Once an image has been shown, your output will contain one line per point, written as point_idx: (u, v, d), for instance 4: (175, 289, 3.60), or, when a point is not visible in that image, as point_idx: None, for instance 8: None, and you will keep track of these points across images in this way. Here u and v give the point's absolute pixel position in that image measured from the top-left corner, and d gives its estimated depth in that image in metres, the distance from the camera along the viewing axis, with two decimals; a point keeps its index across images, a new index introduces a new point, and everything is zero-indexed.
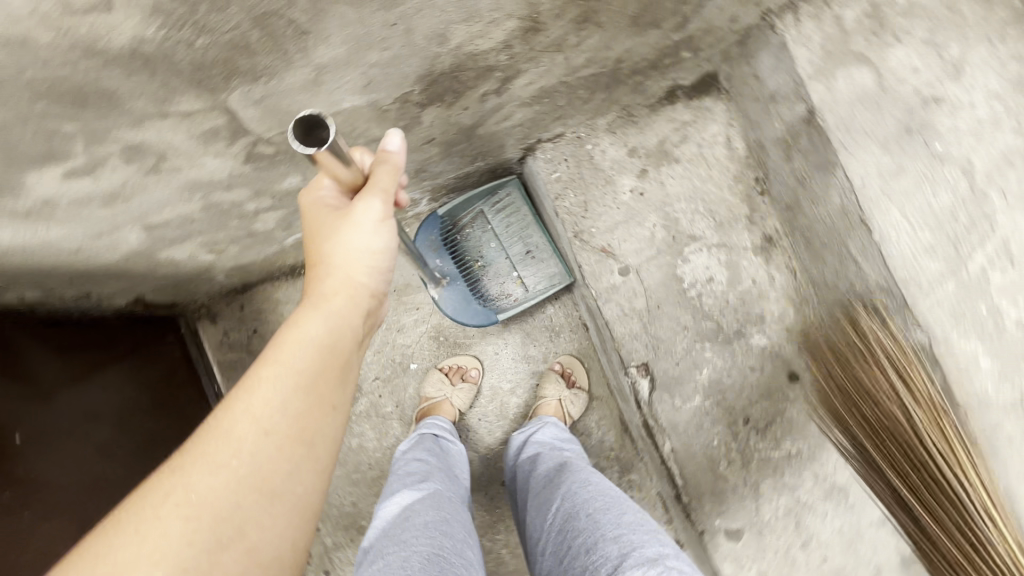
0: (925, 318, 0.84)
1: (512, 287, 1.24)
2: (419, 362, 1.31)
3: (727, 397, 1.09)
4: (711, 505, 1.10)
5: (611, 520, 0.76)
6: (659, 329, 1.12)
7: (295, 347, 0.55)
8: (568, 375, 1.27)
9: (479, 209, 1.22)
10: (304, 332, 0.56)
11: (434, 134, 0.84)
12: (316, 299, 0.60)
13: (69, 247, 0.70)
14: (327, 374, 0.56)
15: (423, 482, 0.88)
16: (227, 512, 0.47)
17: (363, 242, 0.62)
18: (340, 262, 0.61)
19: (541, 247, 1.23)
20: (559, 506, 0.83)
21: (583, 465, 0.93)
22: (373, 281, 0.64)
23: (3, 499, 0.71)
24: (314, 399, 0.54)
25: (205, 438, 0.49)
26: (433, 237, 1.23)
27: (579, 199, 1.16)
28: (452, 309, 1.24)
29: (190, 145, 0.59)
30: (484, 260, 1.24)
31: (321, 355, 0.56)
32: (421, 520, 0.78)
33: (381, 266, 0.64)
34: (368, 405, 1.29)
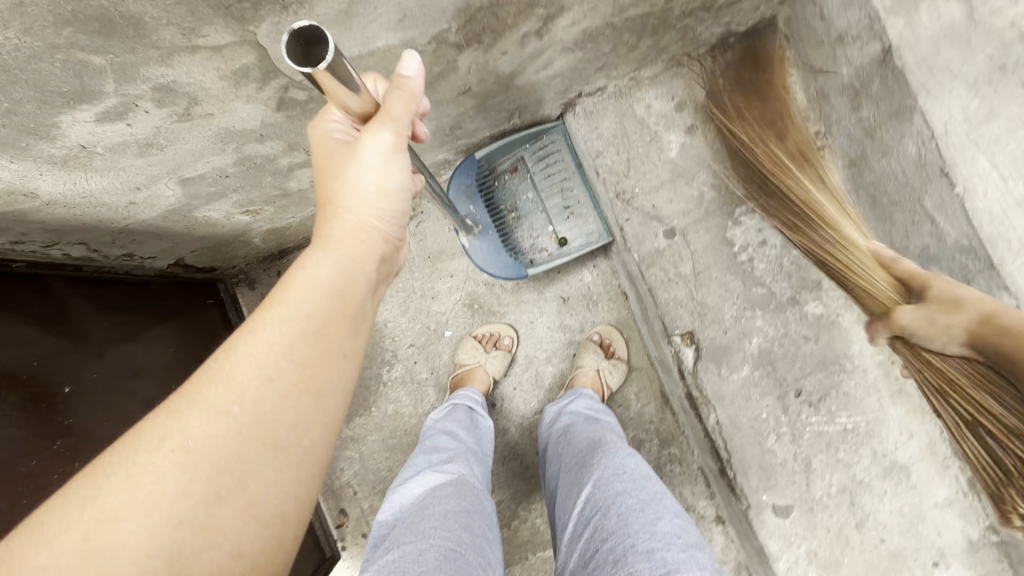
0: (1015, 281, 0.77)
1: (546, 241, 1.20)
2: (453, 330, 1.29)
3: (777, 368, 1.03)
4: (759, 480, 1.04)
5: (644, 529, 0.69)
6: (706, 296, 1.06)
7: (303, 291, 0.53)
8: (607, 346, 1.23)
9: (520, 155, 1.17)
10: (314, 276, 0.54)
11: (471, 82, 0.80)
12: (327, 241, 0.58)
13: (108, 200, 0.70)
14: (339, 322, 0.54)
15: (445, 465, 0.86)
16: (227, 462, 0.44)
17: (372, 179, 0.61)
18: (351, 204, 0.61)
19: (580, 203, 1.17)
20: (589, 499, 0.79)
21: (616, 447, 0.88)
22: (386, 225, 0.63)
23: (55, 447, 0.73)
24: (323, 348, 0.51)
25: (204, 379, 0.45)
26: (468, 182, 1.19)
27: (622, 157, 1.10)
28: (482, 260, 1.19)
29: (221, 87, 0.56)
30: (518, 211, 1.20)
31: (329, 302, 0.53)
32: (442, 510, 0.75)
33: (392, 208, 0.63)
34: (404, 371, 1.29)
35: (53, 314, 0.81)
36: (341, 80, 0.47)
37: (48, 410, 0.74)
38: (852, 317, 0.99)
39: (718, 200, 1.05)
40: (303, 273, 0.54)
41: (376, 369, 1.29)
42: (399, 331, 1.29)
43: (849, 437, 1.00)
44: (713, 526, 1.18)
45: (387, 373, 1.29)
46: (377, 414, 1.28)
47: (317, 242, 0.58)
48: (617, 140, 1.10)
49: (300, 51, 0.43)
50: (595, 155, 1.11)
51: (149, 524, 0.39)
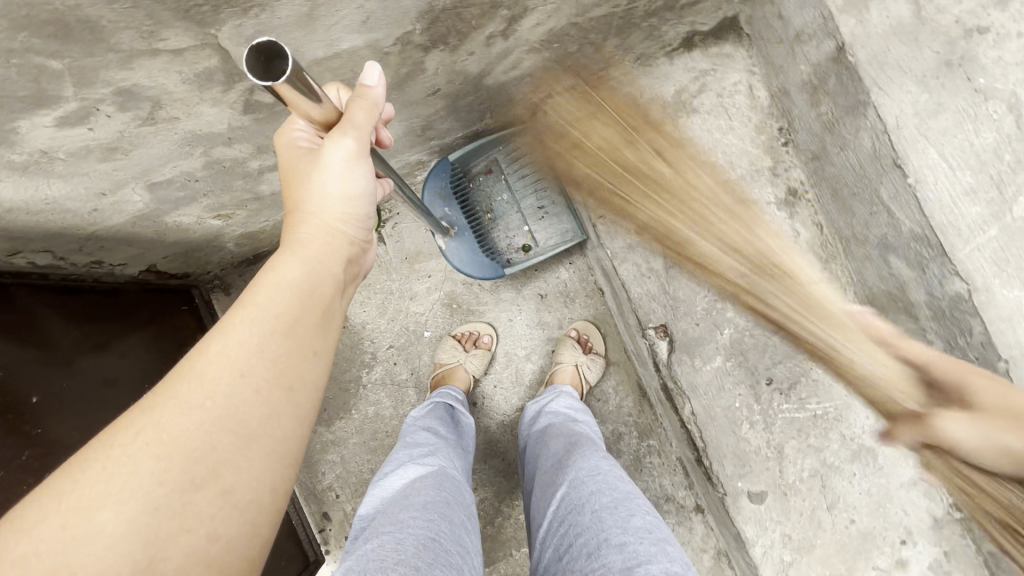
0: (965, 265, 0.80)
1: (521, 241, 1.22)
2: (432, 330, 1.30)
3: (749, 358, 1.06)
4: (733, 467, 1.07)
5: (617, 524, 0.72)
6: (678, 289, 1.08)
7: (273, 291, 0.53)
8: (584, 342, 1.24)
9: (495, 157, 1.20)
10: (283, 274, 0.55)
11: (439, 82, 0.81)
12: (296, 242, 0.59)
13: (72, 207, 0.69)
14: (310, 318, 0.54)
15: (426, 459, 0.87)
16: (201, 452, 0.44)
17: (337, 185, 0.62)
18: (316, 208, 0.61)
19: (554, 203, 1.20)
20: (564, 496, 0.80)
21: (593, 447, 0.89)
22: (352, 228, 0.64)
23: (22, 459, 0.71)
24: (294, 343, 0.52)
25: (178, 377, 0.46)
26: (443, 184, 1.20)
27: (594, 156, 1.14)
28: (459, 261, 1.20)
29: (185, 90, 0.56)
30: (493, 212, 1.22)
31: (299, 300, 0.54)
32: (421, 500, 0.76)
33: (357, 212, 0.64)
34: (384, 373, 1.29)
35: (18, 323, 0.79)
36: (304, 92, 0.47)
37: (16, 420, 0.72)
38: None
39: None
40: (272, 273, 0.55)
41: (356, 371, 1.29)
42: (378, 333, 1.30)
43: (819, 422, 1.03)
44: (693, 516, 1.20)
45: (367, 375, 1.29)
46: (358, 416, 1.28)
47: (286, 243, 0.59)
48: (590, 140, 1.14)
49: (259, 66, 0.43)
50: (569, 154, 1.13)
51: (123, 513, 0.40)
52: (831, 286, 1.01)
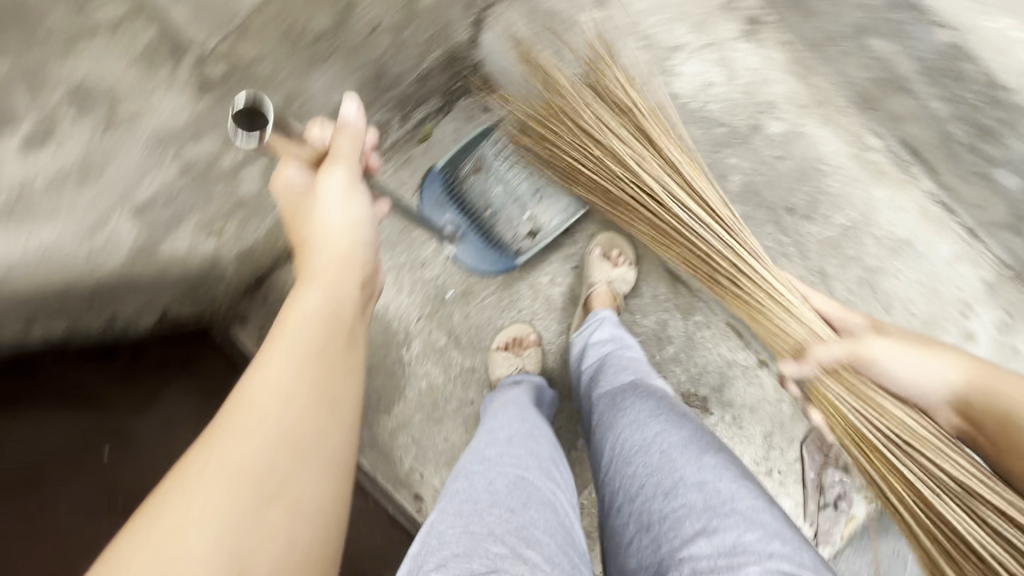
0: (946, 13, 0.79)
1: (525, 228, 1.21)
2: (454, 289, 1.29)
3: (763, 195, 1.08)
4: None
5: (691, 463, 0.71)
6: None
7: (302, 319, 0.52)
8: (609, 255, 1.24)
9: (480, 153, 1.15)
10: (306, 303, 0.54)
11: (376, 16, 0.79)
12: (314, 276, 0.58)
13: (68, 252, 0.66)
14: (340, 338, 0.54)
15: (505, 413, 0.88)
16: (266, 474, 0.43)
17: (338, 214, 0.63)
18: (322, 240, 0.62)
19: (548, 183, 1.19)
20: (622, 433, 0.79)
21: (646, 378, 0.90)
22: (361, 251, 0.64)
23: (119, 504, 0.77)
24: (330, 364, 0.52)
25: (229, 410, 0.45)
26: (435, 193, 1.17)
27: (549, 54, 1.08)
28: (471, 262, 1.22)
29: (136, 77, 0.56)
30: (493, 207, 1.17)
31: (327, 323, 0.54)
32: (506, 436, 0.78)
33: (361, 236, 0.65)
34: (423, 345, 1.28)
35: (65, 393, 0.78)
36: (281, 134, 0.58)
37: (95, 476, 0.76)
38: (812, 121, 1.03)
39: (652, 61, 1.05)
40: (297, 302, 0.54)
41: (395, 354, 1.28)
42: (404, 310, 1.28)
43: (849, 233, 1.05)
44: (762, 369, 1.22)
45: (407, 353, 1.28)
46: (413, 393, 1.28)
47: (303, 279, 0.58)
48: (539, 39, 1.07)
49: (247, 127, 0.57)
50: (522, 60, 1.09)
51: (211, 537, 0.39)
52: (818, 97, 1.01)
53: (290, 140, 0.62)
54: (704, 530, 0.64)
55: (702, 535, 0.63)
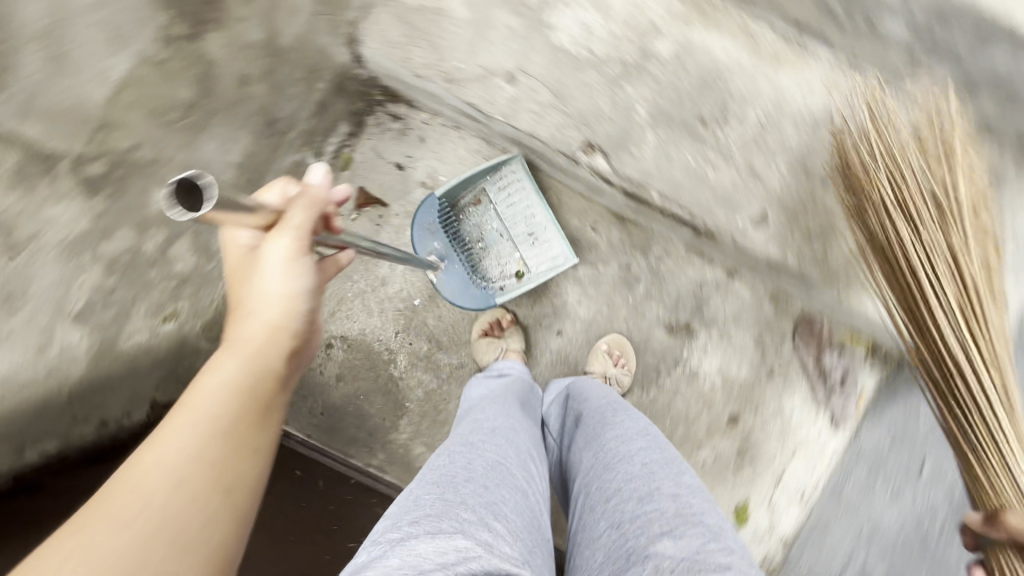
0: None
1: (512, 267, 1.30)
2: (420, 297, 1.32)
3: (673, 116, 1.07)
4: (724, 212, 1.10)
5: (669, 476, 0.75)
6: (575, 105, 1.08)
7: (213, 395, 0.56)
8: (617, 355, 1.32)
9: (480, 188, 1.26)
10: (220, 379, 0.58)
11: (241, 67, 0.82)
12: (240, 345, 0.62)
13: (25, 375, 0.73)
14: (250, 416, 0.58)
15: (486, 405, 0.94)
16: (134, 566, 0.45)
17: (277, 284, 0.65)
18: (259, 307, 0.65)
19: (543, 229, 1.27)
20: (608, 447, 0.84)
21: (632, 408, 0.95)
22: (294, 323, 0.67)
23: None
24: (231, 446, 0.55)
25: (115, 492, 0.48)
26: (432, 221, 1.25)
27: (427, 48, 1.08)
28: (452, 291, 1.27)
29: (19, 196, 0.63)
30: (485, 241, 1.30)
31: (234, 403, 0.57)
32: (489, 426, 0.84)
33: (299, 307, 0.67)
34: (409, 357, 1.32)
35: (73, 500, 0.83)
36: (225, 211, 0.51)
37: None
38: None
39: None
40: (214, 375, 0.59)
41: (386, 373, 1.32)
42: (379, 331, 1.32)
43: None
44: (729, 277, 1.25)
45: (397, 369, 1.32)
46: (414, 404, 1.32)
47: (228, 345, 0.63)
48: (414, 37, 1.06)
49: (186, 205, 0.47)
50: (407, 62, 1.08)
51: None
52: None
53: (235, 213, 0.55)
54: (670, 532, 0.66)
55: (669, 534, 0.65)
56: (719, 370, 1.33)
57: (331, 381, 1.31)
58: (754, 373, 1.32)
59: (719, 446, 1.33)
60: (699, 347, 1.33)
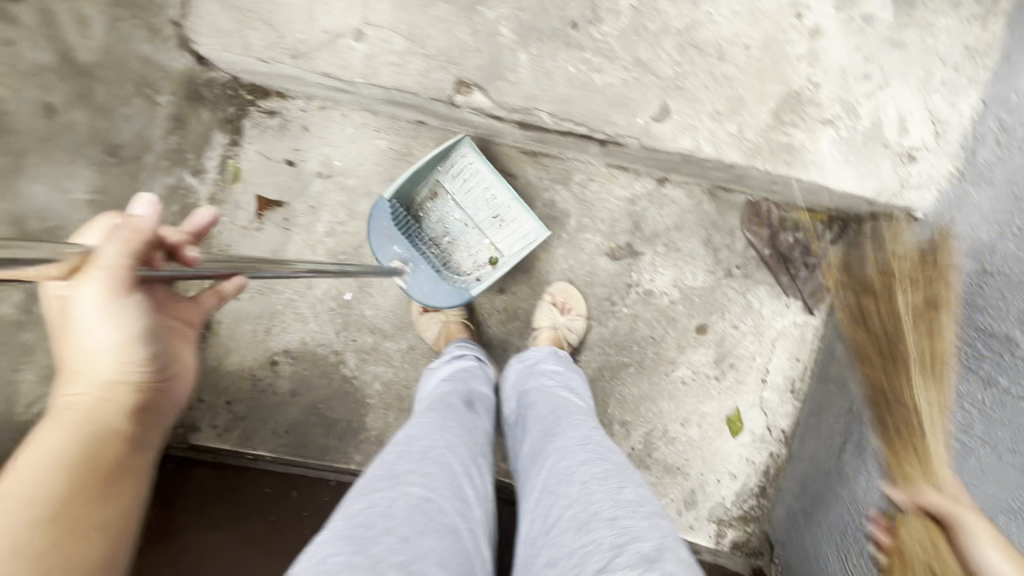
0: None
1: (485, 255, 1.24)
2: (350, 290, 1.27)
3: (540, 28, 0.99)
4: (623, 116, 1.02)
5: (607, 498, 0.68)
6: (434, 45, 1.00)
7: (32, 473, 0.50)
8: (564, 304, 1.24)
9: (434, 180, 1.21)
10: (41, 454, 0.52)
11: None
12: (64, 415, 0.56)
13: None
14: (86, 488, 0.52)
15: (423, 414, 0.85)
16: None
17: (102, 337, 0.57)
18: (89, 364, 0.58)
19: (506, 209, 1.20)
20: (547, 466, 0.78)
21: (579, 416, 0.89)
22: (138, 376, 0.60)
23: None
24: (60, 527, 0.49)
25: None
26: (387, 225, 1.12)
27: (263, 28, 1.00)
28: (422, 292, 1.14)
29: None
30: (450, 233, 1.25)
31: (61, 478, 0.51)
32: (420, 447, 0.75)
33: (136, 357, 0.60)
34: (356, 353, 1.27)
35: None
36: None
37: None
38: None
39: None
40: (31, 453, 0.52)
41: (338, 376, 1.28)
42: (320, 335, 1.27)
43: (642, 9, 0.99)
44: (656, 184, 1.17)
45: (347, 369, 1.28)
46: (374, 399, 1.28)
47: (51, 414, 0.56)
48: (247, 22, 1.00)
49: None
50: (245, 49, 1.01)
51: None
52: None
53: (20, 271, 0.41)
54: (604, 569, 0.60)
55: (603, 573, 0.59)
56: (675, 283, 1.26)
57: (286, 398, 1.27)
58: (712, 276, 1.26)
59: (695, 360, 1.27)
60: (649, 265, 1.26)
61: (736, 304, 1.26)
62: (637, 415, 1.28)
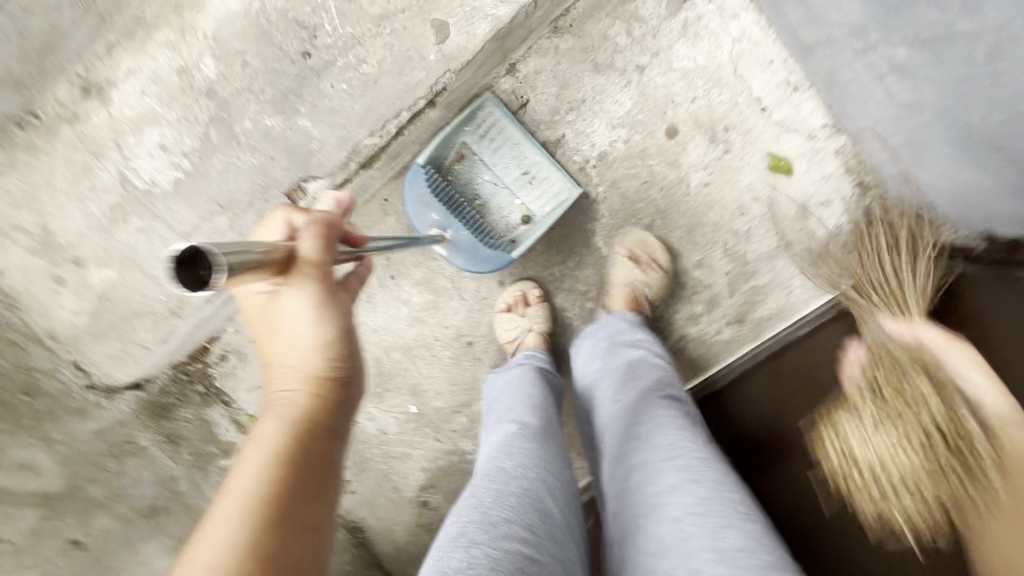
0: None
1: (517, 217, 1.14)
2: (410, 403, 1.24)
3: (289, 88, 0.93)
4: (419, 68, 0.95)
5: (708, 546, 0.67)
6: (246, 189, 0.97)
7: (252, 476, 0.48)
8: (635, 254, 1.13)
9: (463, 142, 1.08)
10: (250, 455, 0.50)
11: None
12: (279, 408, 0.55)
13: None
14: (304, 483, 0.50)
15: (512, 437, 0.79)
16: None
17: (301, 330, 0.57)
18: (290, 357, 0.57)
19: (539, 166, 1.12)
20: (636, 491, 0.77)
21: (666, 412, 0.85)
22: (330, 368, 0.58)
23: None
24: (285, 520, 0.47)
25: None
26: (425, 192, 1.03)
27: (144, 320, 1.03)
28: (467, 263, 1.08)
29: None
30: (482, 197, 1.14)
31: (278, 474, 0.49)
32: (512, 469, 0.71)
33: (334, 346, 0.59)
34: (466, 437, 1.24)
35: None
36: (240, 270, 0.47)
37: None
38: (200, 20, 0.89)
39: (141, 211, 0.97)
40: (256, 448, 0.51)
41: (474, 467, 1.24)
42: (429, 452, 1.25)
43: None
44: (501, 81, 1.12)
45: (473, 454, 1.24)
46: None
47: (268, 409, 0.55)
48: (128, 330, 1.04)
49: (190, 280, 0.44)
50: (145, 347, 1.05)
51: None
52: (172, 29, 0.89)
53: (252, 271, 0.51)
54: None
55: None
56: (614, 124, 1.14)
57: None
58: (631, 86, 1.12)
59: (697, 158, 1.13)
60: (577, 135, 1.14)
61: (675, 81, 1.11)
62: (702, 247, 1.16)
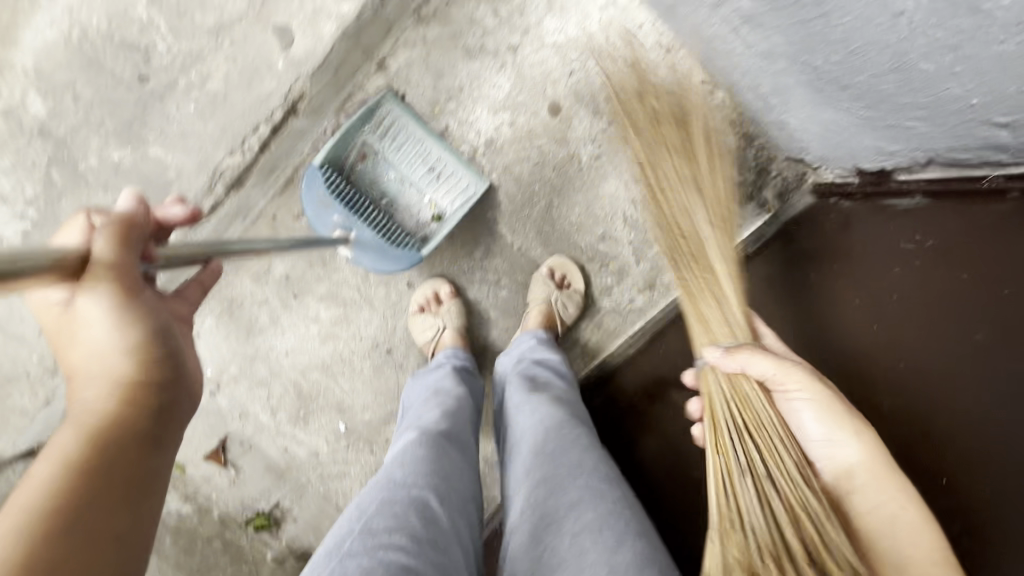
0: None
1: (428, 214, 1.09)
2: (337, 421, 1.21)
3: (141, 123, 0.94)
4: (267, 78, 0.95)
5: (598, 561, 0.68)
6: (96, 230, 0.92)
7: (39, 489, 0.43)
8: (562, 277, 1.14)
9: (364, 140, 1.04)
10: (42, 468, 0.44)
11: None
12: (78, 417, 0.48)
13: None
14: (113, 489, 0.45)
15: (412, 440, 0.80)
16: None
17: (102, 338, 0.51)
18: (96, 365, 0.51)
19: (446, 161, 1.07)
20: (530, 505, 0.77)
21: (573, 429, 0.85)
22: (148, 371, 0.52)
23: None
24: (84, 528, 0.43)
25: None
26: (324, 193, 0.99)
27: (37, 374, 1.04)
28: (376, 264, 1.03)
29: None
30: (388, 196, 1.08)
31: (77, 480, 0.44)
32: (401, 477, 0.73)
33: (153, 354, 0.53)
34: None
35: None
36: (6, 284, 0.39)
37: None
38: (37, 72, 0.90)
39: None
40: (47, 460, 0.45)
41: None
42: (366, 467, 1.23)
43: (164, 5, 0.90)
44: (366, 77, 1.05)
45: None
46: None
47: (66, 419, 0.48)
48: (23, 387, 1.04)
49: None
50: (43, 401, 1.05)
51: None
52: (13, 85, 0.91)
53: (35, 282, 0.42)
54: None
55: None
56: (495, 108, 1.10)
57: None
58: (507, 68, 1.09)
59: (584, 131, 1.11)
60: (458, 126, 1.10)
61: (550, 57, 1.08)
62: (602, 220, 1.14)
